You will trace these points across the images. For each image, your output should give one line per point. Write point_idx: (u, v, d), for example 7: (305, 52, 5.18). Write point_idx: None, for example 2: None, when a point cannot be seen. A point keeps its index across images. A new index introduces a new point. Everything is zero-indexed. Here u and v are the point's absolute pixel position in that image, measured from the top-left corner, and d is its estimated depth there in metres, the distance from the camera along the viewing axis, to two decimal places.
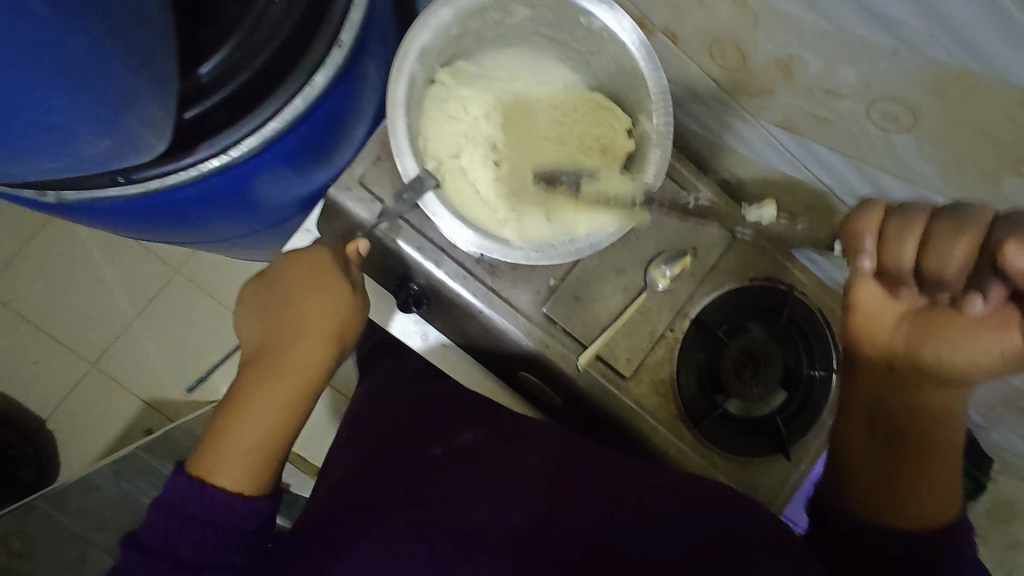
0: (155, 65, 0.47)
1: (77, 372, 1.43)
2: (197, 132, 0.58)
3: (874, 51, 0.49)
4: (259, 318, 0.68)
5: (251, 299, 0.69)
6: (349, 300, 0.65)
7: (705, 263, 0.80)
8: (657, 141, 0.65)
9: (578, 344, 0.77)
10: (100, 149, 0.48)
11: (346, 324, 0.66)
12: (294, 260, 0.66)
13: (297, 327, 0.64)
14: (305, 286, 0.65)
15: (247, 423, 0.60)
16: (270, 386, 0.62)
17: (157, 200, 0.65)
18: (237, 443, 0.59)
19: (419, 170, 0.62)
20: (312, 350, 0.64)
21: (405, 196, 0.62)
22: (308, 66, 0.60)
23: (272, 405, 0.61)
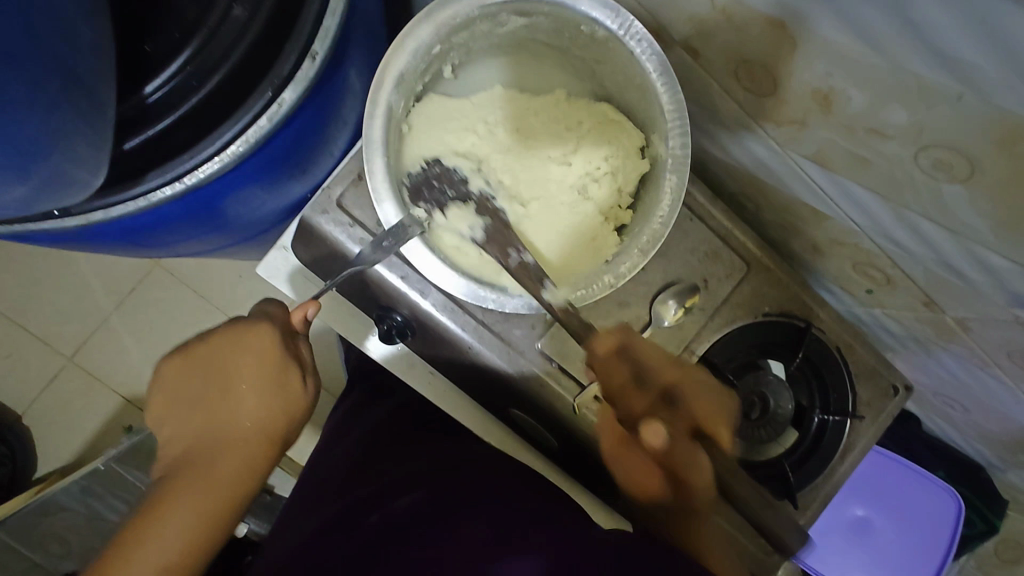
0: (81, 95, 0.40)
1: (52, 368, 1.37)
2: (144, 161, 0.50)
3: (932, 94, 0.42)
4: (183, 403, 0.58)
5: (174, 383, 0.59)
6: (302, 393, 0.60)
7: (716, 296, 0.74)
8: (673, 167, 0.56)
9: (575, 382, 0.71)
10: (17, 194, 0.41)
11: (291, 420, 0.60)
12: (240, 342, 0.58)
13: (234, 424, 0.57)
14: (251, 380, 0.57)
15: (159, 538, 0.51)
16: (199, 489, 0.53)
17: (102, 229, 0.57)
18: (145, 560, 0.50)
19: (401, 216, 0.54)
20: (248, 454, 0.56)
21: (384, 243, 0.55)
22: (273, 81, 0.50)
23: (193, 516, 0.52)
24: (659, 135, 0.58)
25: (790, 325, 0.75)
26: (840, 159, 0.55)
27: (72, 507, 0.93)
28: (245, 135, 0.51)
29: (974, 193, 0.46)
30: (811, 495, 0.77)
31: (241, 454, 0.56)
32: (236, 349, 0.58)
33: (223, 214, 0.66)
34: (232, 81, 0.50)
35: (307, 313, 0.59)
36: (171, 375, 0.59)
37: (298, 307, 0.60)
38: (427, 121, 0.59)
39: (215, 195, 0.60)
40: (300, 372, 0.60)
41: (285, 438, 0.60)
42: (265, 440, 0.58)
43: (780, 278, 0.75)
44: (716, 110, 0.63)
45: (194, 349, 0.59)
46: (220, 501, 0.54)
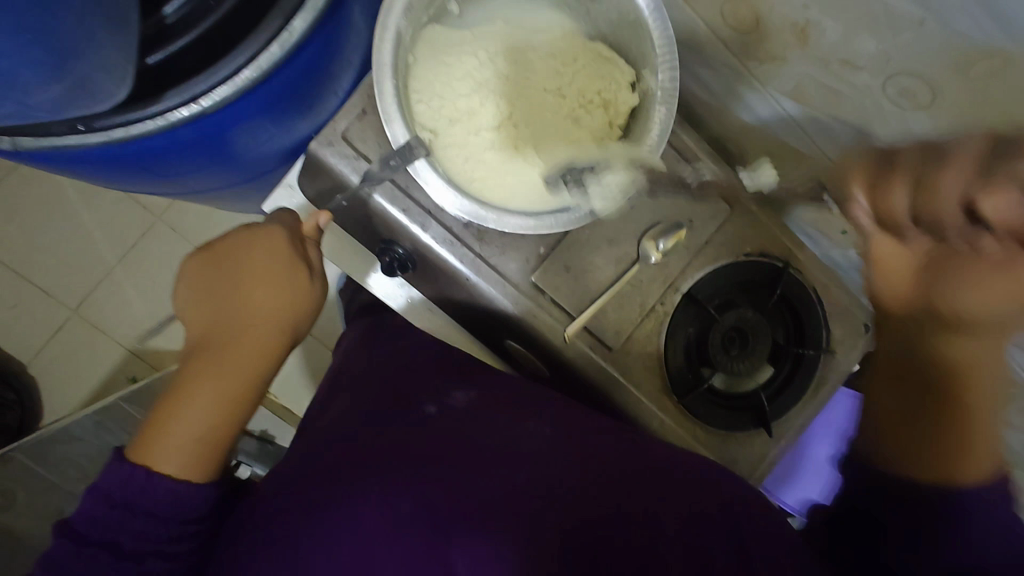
0: (109, 5, 0.43)
1: (57, 318, 1.40)
2: (164, 80, 0.53)
3: (898, 21, 0.45)
4: (202, 296, 0.64)
5: (193, 277, 0.65)
6: (306, 290, 0.65)
7: (701, 237, 0.78)
8: (662, 98, 0.60)
9: (566, 314, 0.76)
10: (50, 97, 0.44)
11: (299, 314, 0.65)
12: (253, 241, 0.64)
13: (249, 314, 0.62)
14: (264, 274, 0.63)
15: (191, 412, 0.58)
16: (219, 373, 0.60)
17: (125, 149, 0.60)
18: (181, 429, 0.58)
19: (409, 136, 0.57)
20: (263, 343, 0.62)
21: (393, 161, 0.58)
22: (284, 10, 0.54)
23: (218, 395, 0.60)
24: (649, 70, 0.61)
25: (770, 266, 0.80)
26: (818, 94, 0.58)
27: (86, 438, 0.97)
28: (257, 60, 0.54)
29: (937, 120, 0.50)
30: (784, 425, 0.82)
31: (255, 341, 0.62)
32: (246, 250, 0.64)
33: (230, 147, 0.69)
34: (245, 6, 0.53)
35: (321, 221, 0.66)
36: (190, 269, 0.66)
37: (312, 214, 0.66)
38: (431, 52, 0.62)
39: (227, 121, 0.63)
40: (308, 272, 0.65)
41: (295, 331, 0.66)
42: (277, 330, 0.63)
43: (761, 220, 0.79)
44: (704, 51, 0.67)
45: (213, 249, 0.66)
46: (241, 382, 0.61)
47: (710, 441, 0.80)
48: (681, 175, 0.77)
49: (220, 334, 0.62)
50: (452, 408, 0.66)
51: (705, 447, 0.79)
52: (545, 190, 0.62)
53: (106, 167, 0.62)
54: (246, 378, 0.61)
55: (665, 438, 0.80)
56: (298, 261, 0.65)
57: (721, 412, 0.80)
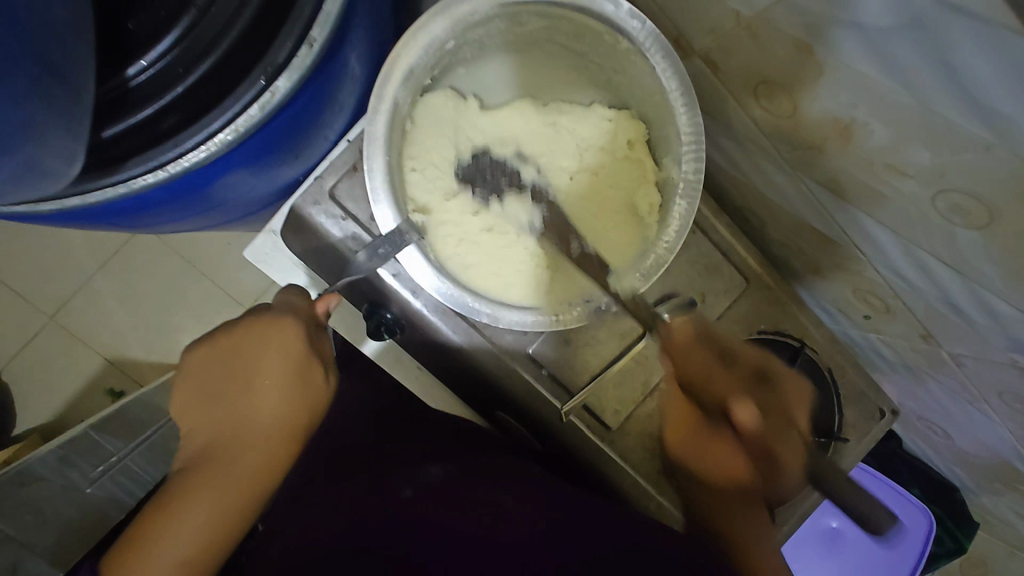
0: (56, 82, 0.38)
1: (33, 325, 1.33)
2: (125, 152, 0.46)
3: (960, 140, 0.40)
4: (205, 392, 0.58)
5: (199, 372, 0.59)
6: (323, 389, 0.60)
7: (712, 312, 0.73)
8: (685, 190, 0.54)
9: (563, 390, 0.71)
10: None
11: (312, 417, 0.60)
12: (264, 333, 0.58)
13: (260, 413, 0.57)
14: (279, 373, 0.58)
15: (181, 530, 0.51)
16: (223, 484, 0.53)
17: (108, 207, 0.53)
18: (167, 547, 0.50)
19: (399, 221, 0.52)
20: (272, 446, 0.57)
21: (382, 250, 0.52)
22: (266, 68, 0.47)
23: (216, 508, 0.52)
24: (670, 157, 0.56)
25: (785, 346, 0.74)
26: (856, 190, 0.53)
27: (49, 476, 0.91)
28: (233, 123, 0.48)
29: (990, 240, 0.44)
30: (790, 512, 0.76)
31: (261, 448, 0.56)
32: (261, 339, 0.58)
33: (208, 197, 0.62)
34: (221, 67, 0.47)
35: (330, 306, 0.62)
36: (195, 363, 0.59)
37: (322, 298, 0.62)
38: (434, 115, 0.56)
39: (203, 179, 0.57)
40: (323, 367, 0.60)
41: (304, 435, 0.60)
42: (286, 437, 0.58)
43: (778, 296, 0.74)
44: (729, 124, 0.61)
45: (220, 338, 0.59)
46: (241, 495, 0.54)
47: None
48: (694, 247, 0.73)
49: (221, 443, 0.56)
50: (427, 485, 0.63)
51: None
52: (551, 278, 0.59)
53: (92, 219, 0.56)
54: (248, 492, 0.54)
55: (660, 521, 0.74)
56: (310, 353, 0.59)
57: None
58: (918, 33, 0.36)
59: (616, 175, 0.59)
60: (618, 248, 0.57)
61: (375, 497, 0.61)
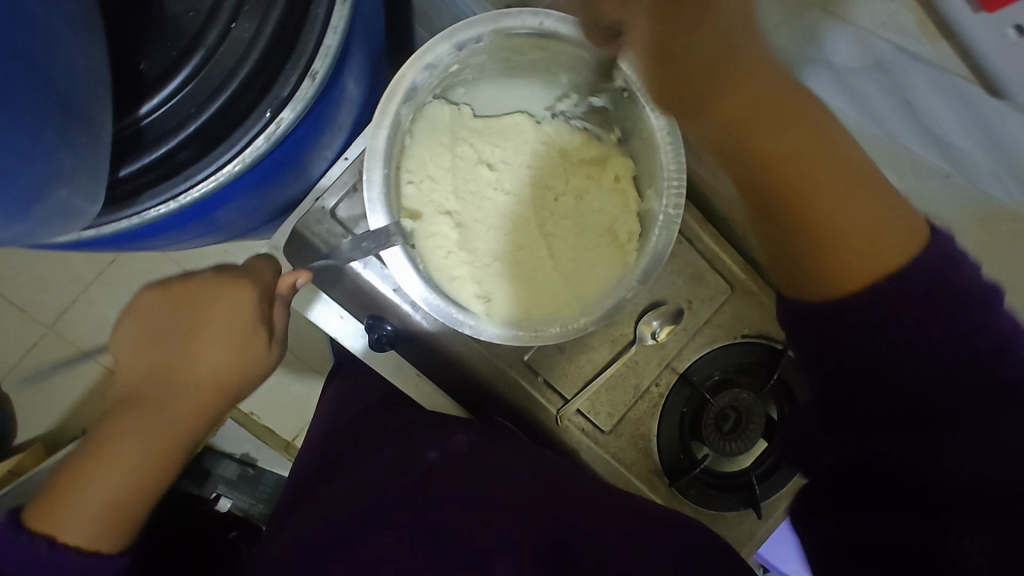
0: (78, 127, 0.40)
1: (31, 336, 1.28)
2: (142, 185, 0.49)
3: (922, 172, 0.47)
4: (147, 339, 0.60)
5: (141, 321, 0.61)
6: (263, 355, 0.61)
7: (699, 317, 0.77)
8: (663, 226, 0.56)
9: (559, 396, 0.75)
10: (22, 229, 0.41)
11: (245, 378, 0.61)
12: (209, 293, 0.59)
13: (190, 371, 0.59)
14: (215, 331, 0.58)
15: (103, 471, 0.55)
16: (142, 434, 0.56)
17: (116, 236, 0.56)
18: (96, 490, 0.55)
19: (389, 223, 0.55)
20: (199, 403, 0.59)
21: (365, 245, 0.55)
22: (272, 101, 0.50)
23: (140, 458, 0.56)
24: (653, 190, 0.58)
25: (767, 348, 0.78)
26: None
27: None
28: (241, 155, 0.51)
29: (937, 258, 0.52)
30: (774, 506, 0.80)
31: (188, 407, 0.58)
32: (205, 298, 0.59)
33: (214, 221, 0.64)
34: (231, 105, 0.48)
35: (298, 281, 0.60)
36: (145, 307, 0.61)
37: (289, 273, 0.59)
38: (431, 129, 0.59)
39: (209, 207, 0.59)
40: (267, 337, 0.60)
41: (238, 392, 0.62)
42: (216, 396, 0.60)
43: (763, 302, 0.78)
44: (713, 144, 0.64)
45: (172, 291, 0.61)
46: (161, 449, 0.57)
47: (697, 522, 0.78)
48: (679, 257, 0.77)
49: (150, 395, 0.58)
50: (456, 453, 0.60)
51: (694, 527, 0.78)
52: (527, 298, 0.60)
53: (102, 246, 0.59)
54: (171, 448, 0.58)
55: None
56: (258, 309, 0.59)
57: (710, 492, 0.78)
58: (879, 75, 0.45)
59: (600, 201, 0.61)
60: (600, 266, 0.60)
61: (398, 466, 0.58)
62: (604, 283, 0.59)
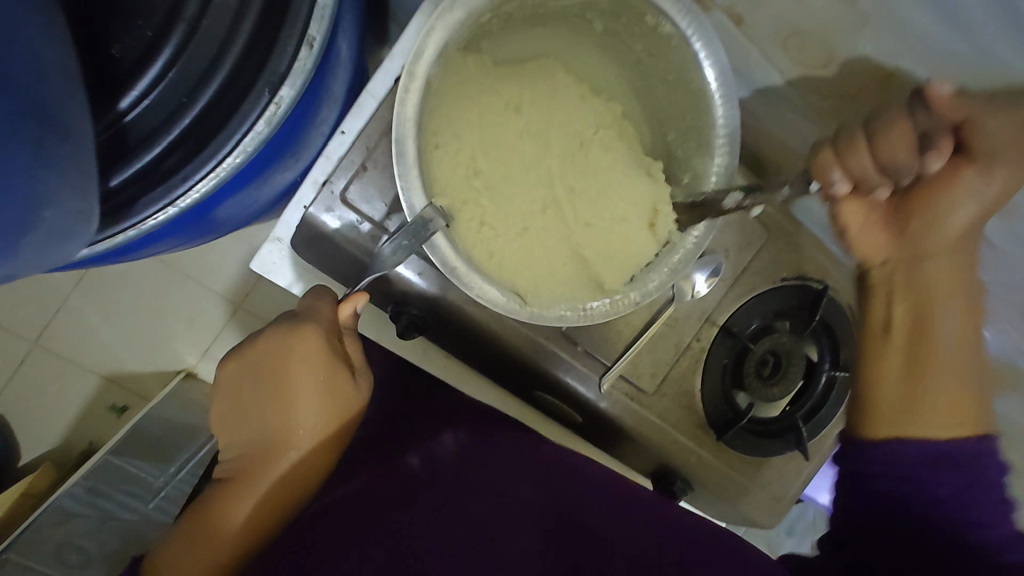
0: (58, 137, 0.33)
1: (14, 355, 1.15)
2: (135, 189, 0.43)
3: None
4: (234, 403, 0.56)
5: (229, 393, 0.57)
6: (354, 397, 0.56)
7: (736, 265, 0.74)
8: (714, 188, 0.53)
9: (601, 364, 0.72)
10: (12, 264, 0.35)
11: (347, 422, 0.56)
12: (286, 342, 0.54)
13: (289, 427, 0.53)
14: (303, 384, 0.54)
15: (218, 533, 0.49)
16: (249, 497, 0.51)
17: (112, 251, 0.50)
18: (213, 536, 0.49)
19: (428, 206, 0.49)
20: (305, 459, 0.53)
21: (404, 239, 0.50)
22: (269, 78, 0.42)
23: (251, 517, 0.51)
24: (699, 150, 0.54)
25: (807, 288, 0.74)
26: None
27: (81, 511, 0.91)
28: (240, 144, 0.43)
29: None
30: (818, 446, 0.79)
31: (295, 461, 0.53)
32: (284, 349, 0.55)
33: (211, 220, 0.58)
34: (226, 92, 0.43)
35: (358, 305, 0.56)
36: (228, 379, 0.57)
37: (346, 300, 0.56)
38: (456, 87, 0.53)
39: (209, 205, 0.53)
40: (349, 375, 0.56)
41: (341, 440, 0.57)
42: (322, 445, 0.54)
43: (799, 243, 0.75)
44: (749, 81, 0.59)
45: (247, 354, 0.57)
46: (272, 501, 0.52)
47: (745, 469, 0.78)
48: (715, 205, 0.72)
49: (257, 455, 0.53)
50: (439, 455, 0.61)
51: (741, 475, 0.78)
52: (559, 272, 0.56)
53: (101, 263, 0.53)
54: (281, 503, 0.52)
55: (704, 474, 0.77)
56: (333, 354, 0.55)
57: (753, 439, 0.76)
58: None
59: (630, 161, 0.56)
60: (637, 227, 0.55)
61: (387, 473, 0.58)
62: (652, 250, 0.55)
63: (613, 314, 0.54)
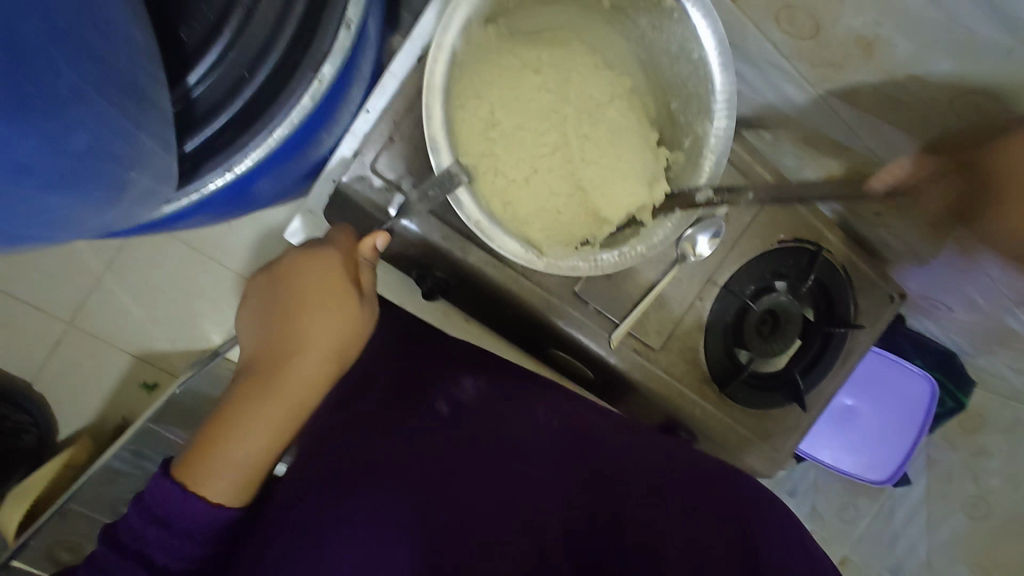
0: (146, 106, 0.41)
1: (52, 333, 1.20)
2: (200, 158, 0.48)
3: (985, 47, 0.44)
4: (254, 312, 0.62)
5: (252, 300, 0.63)
6: (358, 315, 0.61)
7: (736, 229, 0.79)
8: (713, 148, 0.58)
9: (611, 322, 0.77)
10: (109, 215, 0.42)
11: (353, 339, 0.61)
12: (304, 263, 0.61)
13: (302, 335, 0.59)
14: (315, 297, 0.59)
15: (238, 431, 0.56)
16: (259, 404, 0.56)
17: (168, 217, 0.56)
18: (231, 451, 0.55)
19: (453, 163, 0.54)
20: (315, 368, 0.58)
21: (430, 192, 0.55)
22: (314, 57, 0.49)
23: (268, 421, 0.56)
24: (699, 115, 0.59)
25: (803, 250, 0.80)
26: (872, 99, 0.56)
27: (128, 471, 0.97)
28: (289, 117, 0.49)
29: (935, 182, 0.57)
30: (815, 397, 0.85)
31: (305, 368, 0.58)
32: (303, 271, 0.60)
33: (255, 190, 0.63)
34: (278, 70, 0.48)
35: (378, 242, 0.61)
36: (253, 291, 0.64)
37: (368, 237, 0.62)
38: (477, 61, 0.58)
39: (254, 177, 0.59)
40: (358, 294, 0.61)
41: (346, 357, 0.61)
42: (330, 360, 0.59)
43: (796, 206, 0.80)
44: (747, 51, 0.64)
45: (272, 272, 0.63)
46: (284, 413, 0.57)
47: (748, 420, 0.83)
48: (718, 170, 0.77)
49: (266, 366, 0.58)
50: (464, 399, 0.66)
51: (744, 426, 0.83)
52: (568, 223, 0.62)
53: (157, 225, 0.59)
54: (297, 405, 0.58)
55: (709, 426, 0.83)
56: (344, 275, 0.61)
57: (755, 392, 0.82)
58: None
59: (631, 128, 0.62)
60: (639, 182, 0.61)
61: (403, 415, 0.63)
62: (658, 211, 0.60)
63: (622, 265, 0.59)
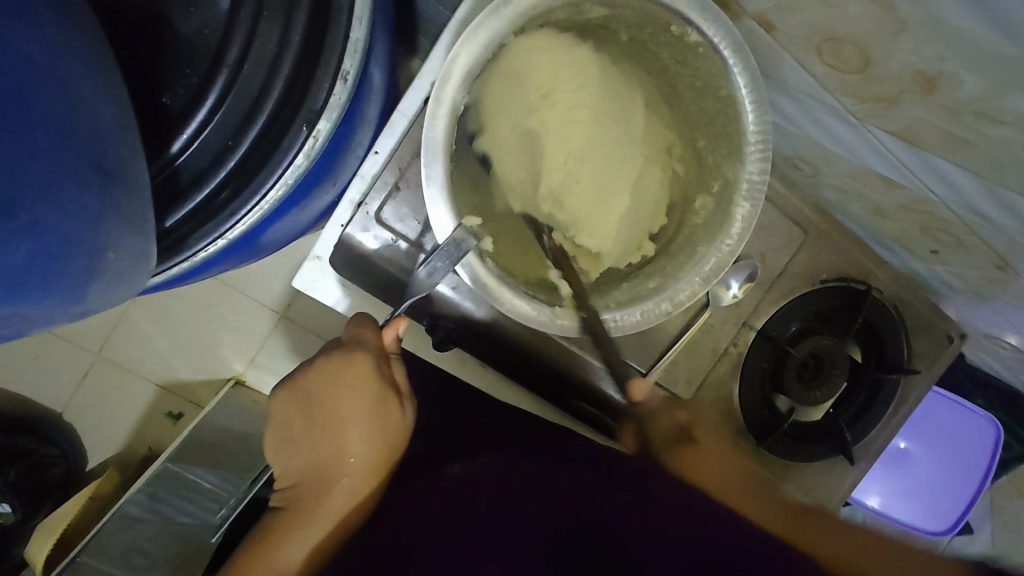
0: (115, 187, 0.38)
1: (80, 366, 1.19)
2: (185, 229, 0.46)
3: None
4: (286, 433, 0.61)
5: (280, 421, 0.61)
6: (400, 423, 0.60)
7: (773, 269, 0.73)
8: (747, 194, 0.52)
9: (636, 372, 0.72)
10: (87, 302, 0.39)
11: (393, 448, 0.60)
12: (336, 375, 0.59)
13: (343, 453, 0.57)
14: (353, 410, 0.58)
15: (283, 561, 0.53)
16: (306, 529, 0.54)
17: (176, 279, 0.54)
18: None
19: (457, 228, 0.50)
20: (359, 483, 0.57)
21: (437, 257, 0.51)
22: (308, 114, 0.46)
23: (314, 546, 0.54)
24: (730, 158, 0.53)
25: (851, 290, 0.73)
26: (932, 138, 0.50)
27: (143, 516, 0.96)
28: (282, 177, 0.46)
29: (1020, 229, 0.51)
30: (864, 450, 0.77)
31: (350, 487, 0.56)
32: (335, 381, 0.59)
33: (259, 244, 0.61)
34: (267, 133, 0.46)
35: (399, 331, 0.60)
36: (279, 409, 0.62)
37: (389, 325, 0.60)
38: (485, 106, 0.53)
39: (258, 232, 0.56)
40: (396, 400, 0.60)
41: (388, 467, 0.60)
42: (373, 475, 0.58)
43: (840, 242, 0.73)
44: (785, 82, 0.58)
45: (298, 386, 0.61)
46: (332, 525, 0.55)
47: (787, 475, 0.76)
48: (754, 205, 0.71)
49: (310, 489, 0.56)
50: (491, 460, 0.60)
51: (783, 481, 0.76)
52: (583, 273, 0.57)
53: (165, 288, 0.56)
54: (341, 527, 0.55)
55: None
56: (379, 382, 0.59)
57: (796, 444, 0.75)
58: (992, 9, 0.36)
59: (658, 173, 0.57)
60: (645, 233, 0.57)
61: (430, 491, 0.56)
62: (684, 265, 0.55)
63: (646, 323, 0.54)
